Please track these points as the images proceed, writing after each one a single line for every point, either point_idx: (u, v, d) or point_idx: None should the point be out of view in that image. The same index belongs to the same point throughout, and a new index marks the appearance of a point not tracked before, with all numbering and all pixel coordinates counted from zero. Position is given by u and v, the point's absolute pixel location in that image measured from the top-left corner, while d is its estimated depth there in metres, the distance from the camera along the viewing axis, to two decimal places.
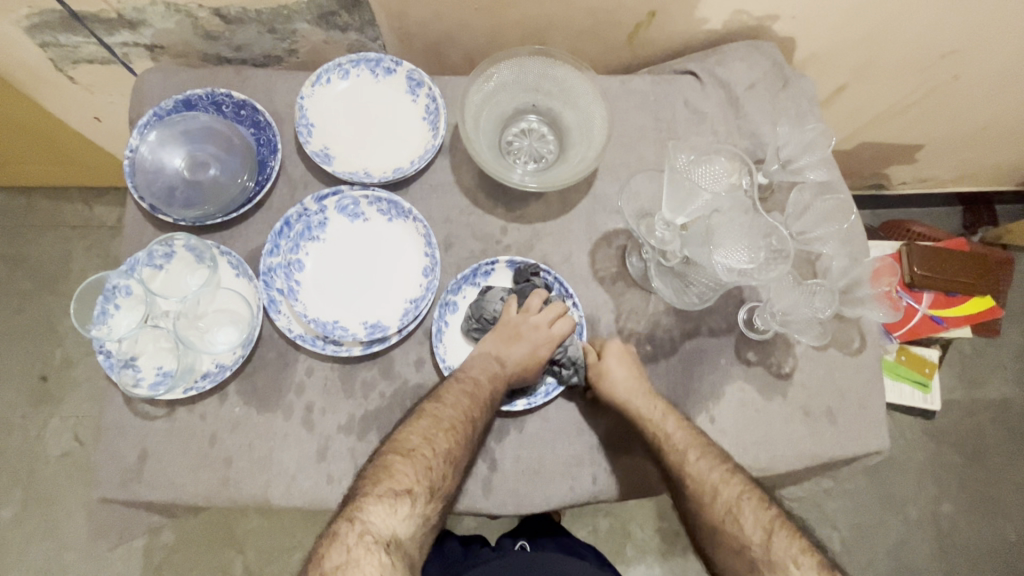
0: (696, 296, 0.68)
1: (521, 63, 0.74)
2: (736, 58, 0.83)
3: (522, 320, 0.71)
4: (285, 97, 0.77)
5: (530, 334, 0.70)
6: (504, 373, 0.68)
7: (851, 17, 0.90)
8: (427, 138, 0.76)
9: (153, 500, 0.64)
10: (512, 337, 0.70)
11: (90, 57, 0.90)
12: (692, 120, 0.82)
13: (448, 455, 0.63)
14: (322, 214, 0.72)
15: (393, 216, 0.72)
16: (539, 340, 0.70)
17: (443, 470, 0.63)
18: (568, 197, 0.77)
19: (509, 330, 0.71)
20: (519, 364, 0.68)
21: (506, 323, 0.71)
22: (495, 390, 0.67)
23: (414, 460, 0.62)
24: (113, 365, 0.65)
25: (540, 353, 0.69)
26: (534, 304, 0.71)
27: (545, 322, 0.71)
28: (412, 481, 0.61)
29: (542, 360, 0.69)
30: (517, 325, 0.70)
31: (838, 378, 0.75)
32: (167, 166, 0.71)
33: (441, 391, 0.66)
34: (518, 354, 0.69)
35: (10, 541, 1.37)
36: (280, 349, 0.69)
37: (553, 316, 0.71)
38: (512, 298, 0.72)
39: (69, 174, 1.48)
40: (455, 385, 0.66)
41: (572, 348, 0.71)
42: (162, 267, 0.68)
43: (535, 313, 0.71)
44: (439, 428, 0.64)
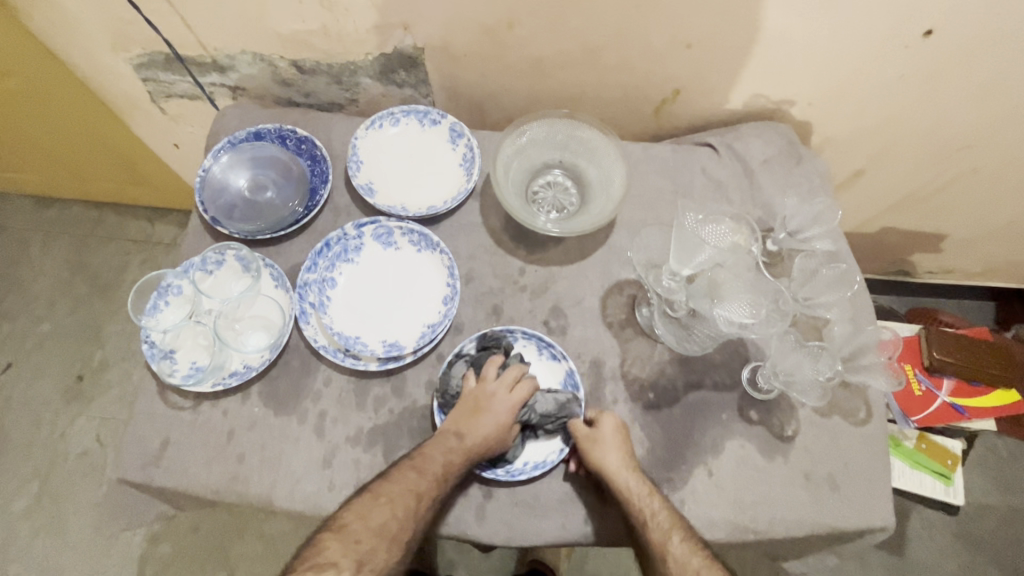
0: (697, 344, 0.75)
1: (552, 124, 0.83)
2: (752, 136, 0.91)
3: (481, 390, 0.71)
4: (341, 137, 0.87)
5: (492, 405, 0.70)
6: (462, 446, 0.68)
7: (864, 107, 0.97)
8: (461, 183, 0.84)
9: (166, 486, 0.68)
10: (473, 412, 0.69)
11: (182, 93, 1.05)
12: (708, 187, 0.88)
13: (382, 530, 0.64)
14: (360, 238, 0.79)
15: (422, 247, 0.79)
16: (500, 411, 0.70)
17: (377, 544, 0.64)
18: (585, 246, 0.83)
19: (472, 404, 0.70)
20: (480, 439, 0.68)
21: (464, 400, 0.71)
22: (445, 469, 0.66)
23: (344, 536, 0.63)
24: (154, 354, 0.71)
25: (503, 423, 0.70)
26: (491, 374, 0.72)
27: (504, 388, 0.72)
28: (339, 556, 0.63)
29: (506, 428, 0.70)
30: (477, 399, 0.71)
31: (843, 447, 0.74)
32: (231, 185, 0.80)
33: (391, 470, 0.67)
34: (477, 430, 0.69)
35: (17, 533, 1.42)
36: (304, 358, 0.74)
37: (508, 382, 0.73)
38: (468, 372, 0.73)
39: (141, 192, 1.64)
40: (406, 463, 0.67)
41: (539, 406, 0.73)
42: (212, 272, 0.76)
43: (490, 381, 0.72)
44: (377, 504, 0.64)
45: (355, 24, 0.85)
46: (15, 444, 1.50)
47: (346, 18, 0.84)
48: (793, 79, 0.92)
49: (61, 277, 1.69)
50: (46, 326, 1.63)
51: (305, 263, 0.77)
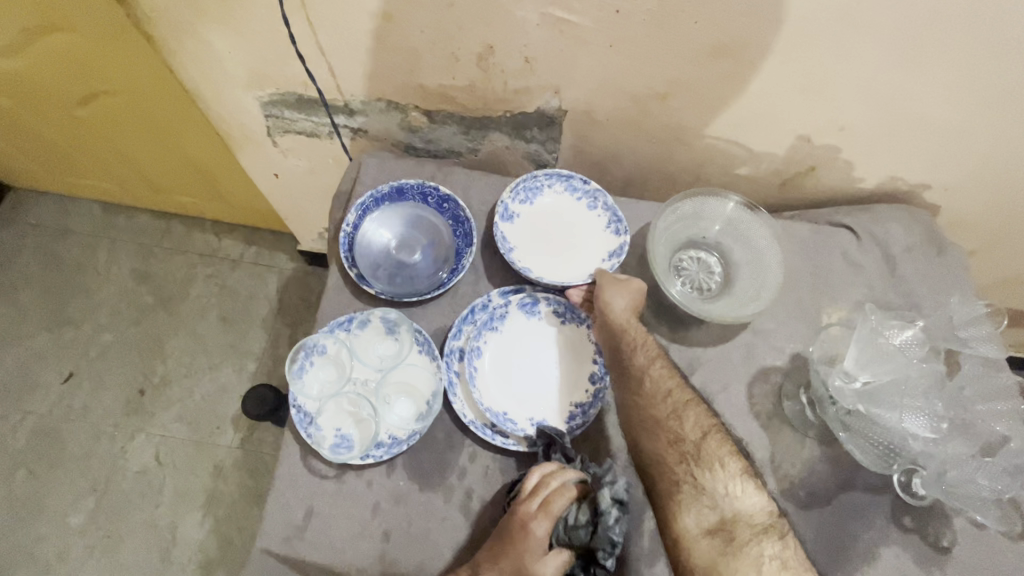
0: (875, 458, 0.67)
1: (704, 200, 0.81)
2: (892, 221, 0.89)
3: (529, 536, 0.61)
4: (480, 196, 0.86)
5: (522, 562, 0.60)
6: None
7: (1000, 198, 0.95)
8: (614, 243, 0.81)
9: (310, 560, 0.65)
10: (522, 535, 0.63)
11: (300, 130, 1.04)
12: (848, 272, 0.86)
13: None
14: (506, 306, 0.77)
15: (569, 320, 0.77)
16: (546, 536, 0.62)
17: None
18: (728, 327, 0.80)
19: (518, 550, 0.60)
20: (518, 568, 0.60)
21: (519, 537, 0.61)
22: None
23: None
24: (302, 419, 0.69)
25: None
26: (540, 525, 0.62)
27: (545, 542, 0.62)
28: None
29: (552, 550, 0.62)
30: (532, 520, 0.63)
31: (1002, 563, 0.71)
32: (375, 243, 0.78)
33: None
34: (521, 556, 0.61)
35: (71, 550, 1.39)
36: (449, 430, 0.72)
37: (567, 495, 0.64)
38: (569, 487, 0.65)
39: (215, 208, 1.63)
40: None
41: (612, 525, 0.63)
42: (357, 333, 0.74)
43: (540, 533, 0.62)
44: None
45: (506, 84, 0.84)
46: (73, 457, 1.48)
47: (499, 78, 0.83)
48: (937, 166, 0.90)
49: (126, 287, 1.67)
50: (109, 336, 1.61)
51: (453, 328, 0.75)
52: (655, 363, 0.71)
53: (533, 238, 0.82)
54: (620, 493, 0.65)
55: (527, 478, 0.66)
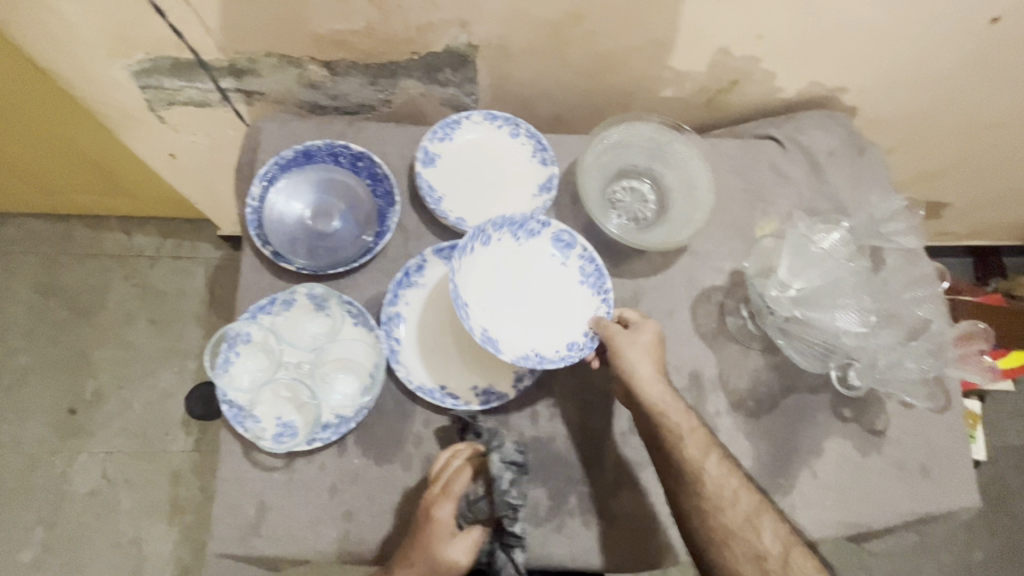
0: (815, 359, 0.73)
1: (631, 127, 0.78)
2: (814, 127, 0.89)
3: (439, 524, 0.60)
4: (398, 150, 0.79)
5: (435, 548, 0.59)
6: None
7: (911, 93, 0.97)
8: (544, 180, 0.78)
9: (272, 554, 0.63)
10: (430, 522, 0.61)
11: (187, 100, 0.92)
12: (777, 183, 0.86)
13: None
14: (543, 228, 0.71)
15: (591, 283, 0.72)
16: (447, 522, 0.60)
17: None
18: (667, 254, 0.80)
19: (424, 540, 0.59)
20: (424, 559, 0.59)
21: (424, 527, 0.60)
22: None
23: None
24: (236, 415, 0.64)
25: (441, 568, 0.59)
26: (445, 508, 0.60)
27: (451, 527, 0.60)
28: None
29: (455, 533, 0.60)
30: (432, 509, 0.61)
31: (929, 434, 0.77)
32: (287, 214, 0.71)
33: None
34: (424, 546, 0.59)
35: None
36: (397, 401, 0.69)
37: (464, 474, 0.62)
38: (467, 464, 0.63)
39: (116, 202, 1.47)
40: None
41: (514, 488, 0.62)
42: (284, 315, 0.69)
43: (447, 518, 0.60)
44: None
45: (407, 22, 0.76)
46: (11, 491, 1.37)
47: (398, 17, 0.75)
48: (852, 66, 0.90)
49: (32, 302, 1.51)
50: (23, 359, 1.47)
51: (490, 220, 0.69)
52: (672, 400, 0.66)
53: (460, 186, 0.77)
54: (513, 455, 0.66)
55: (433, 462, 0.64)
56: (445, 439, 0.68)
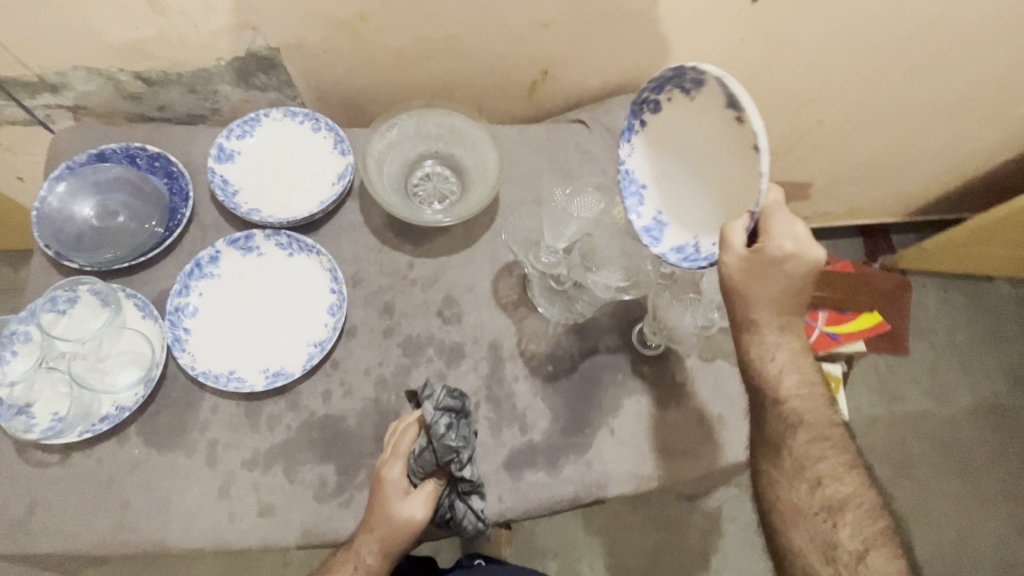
0: (585, 311, 0.80)
1: (422, 114, 0.82)
2: (620, 108, 0.94)
3: (393, 485, 0.64)
4: (200, 150, 0.81)
5: (388, 509, 0.63)
6: (381, 550, 0.63)
7: (719, 73, 1.02)
8: (341, 168, 0.81)
9: (42, 550, 0.62)
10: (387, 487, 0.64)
11: (12, 120, 0.93)
12: (584, 160, 0.90)
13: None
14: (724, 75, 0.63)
15: (786, 159, 0.62)
16: (392, 477, 0.65)
17: None
18: (470, 232, 0.83)
19: (381, 498, 0.64)
20: (383, 518, 0.63)
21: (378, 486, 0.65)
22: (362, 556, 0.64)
23: None
24: (5, 412, 0.65)
25: (404, 527, 0.63)
26: (397, 468, 0.65)
27: (405, 486, 0.65)
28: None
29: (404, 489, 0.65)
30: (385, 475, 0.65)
31: (728, 385, 0.80)
32: (76, 216, 0.74)
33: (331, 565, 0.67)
34: (386, 509, 0.63)
35: None
36: (184, 388, 0.70)
37: (405, 432, 0.67)
38: (411, 424, 0.67)
39: None
40: (337, 560, 0.66)
41: (447, 438, 0.64)
42: (65, 312, 0.70)
43: (397, 479, 0.65)
44: None
45: (197, 28, 0.80)
46: None
47: (185, 23, 0.79)
48: (651, 50, 0.95)
49: None
50: None
51: (645, 86, 0.66)
52: (790, 357, 0.66)
53: (259, 178, 0.80)
54: (446, 401, 0.66)
55: (388, 429, 0.70)
56: (231, 423, 0.69)
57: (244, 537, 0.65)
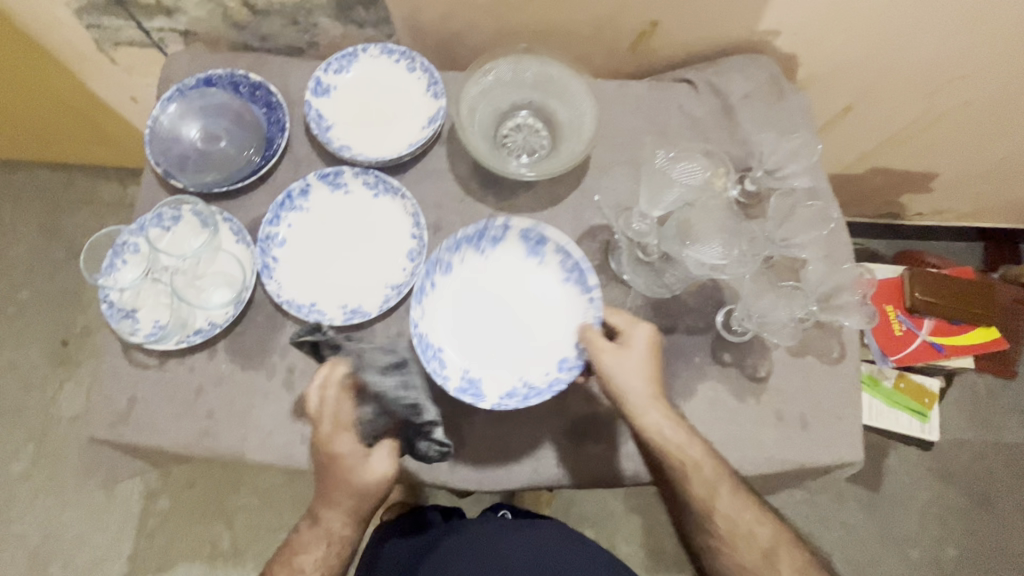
0: (669, 286, 0.74)
1: (519, 60, 0.78)
2: (733, 71, 0.85)
3: (348, 458, 0.63)
4: (298, 82, 0.82)
5: (354, 476, 0.63)
6: (350, 514, 0.64)
7: (854, 36, 0.89)
8: (432, 112, 0.79)
9: (137, 443, 0.68)
10: (347, 463, 0.62)
11: (130, 40, 0.98)
12: (685, 126, 0.83)
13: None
14: (544, 237, 0.73)
15: (573, 280, 0.72)
16: (354, 450, 0.63)
17: None
18: (556, 190, 0.80)
19: (342, 471, 0.62)
20: (359, 487, 0.62)
21: (335, 463, 0.62)
22: (340, 528, 0.65)
23: None
24: (114, 313, 0.70)
25: (377, 485, 0.63)
26: (348, 438, 0.63)
27: (358, 452, 0.62)
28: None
29: (366, 455, 0.63)
30: (342, 446, 0.62)
31: (814, 385, 0.74)
32: (183, 137, 0.77)
33: (301, 533, 0.68)
34: (353, 478, 0.62)
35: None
36: (269, 314, 0.72)
37: (338, 403, 0.62)
38: (342, 387, 0.63)
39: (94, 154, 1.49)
40: (308, 532, 0.66)
41: (399, 395, 0.65)
42: (169, 228, 0.73)
43: (352, 446, 0.63)
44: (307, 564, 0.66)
45: None
46: None
47: None
48: (781, 5, 0.83)
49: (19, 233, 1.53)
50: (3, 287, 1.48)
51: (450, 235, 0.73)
52: (663, 419, 0.64)
53: (352, 116, 0.80)
54: (384, 358, 0.68)
55: (308, 400, 0.63)
56: (309, 353, 0.71)
57: (312, 460, 0.68)
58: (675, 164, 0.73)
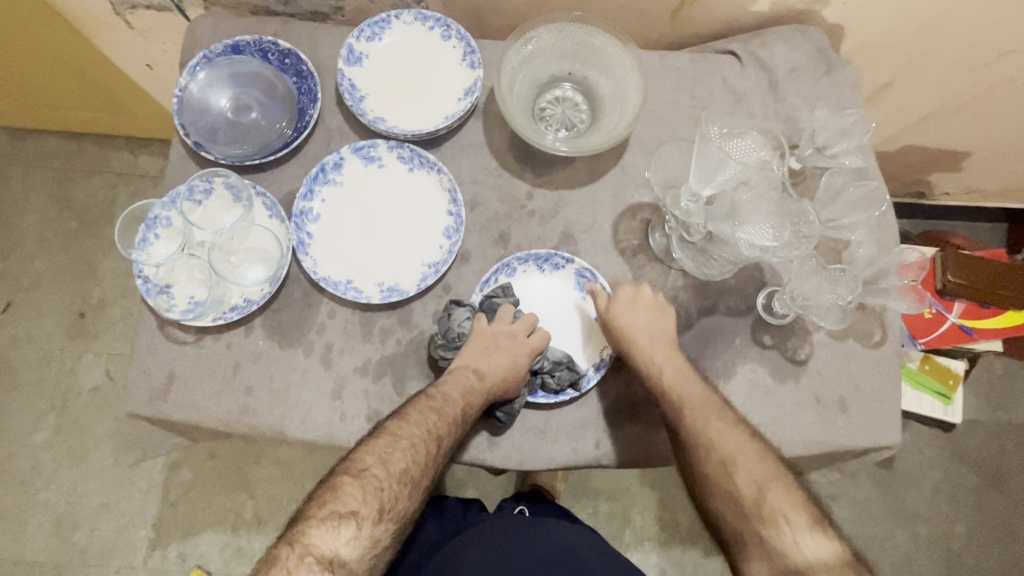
0: (717, 269, 0.71)
1: (561, 28, 0.74)
2: (779, 42, 0.81)
3: (497, 331, 0.70)
4: (329, 51, 0.79)
5: (508, 345, 0.69)
6: (481, 386, 0.68)
7: (904, 7, 0.85)
8: (468, 82, 0.77)
9: (177, 418, 0.68)
10: (487, 350, 0.69)
11: (147, 3, 0.93)
12: (728, 100, 0.80)
13: (403, 475, 0.64)
14: (570, 262, 0.74)
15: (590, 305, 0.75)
16: (517, 350, 0.69)
17: (395, 490, 0.64)
18: (596, 166, 0.77)
19: (498, 355, 0.69)
20: (497, 376, 0.68)
21: (497, 347, 0.69)
22: (464, 408, 0.66)
23: (366, 481, 0.63)
24: (150, 289, 0.69)
25: (519, 361, 0.69)
26: (506, 315, 0.71)
27: (521, 332, 0.71)
28: (359, 504, 0.62)
29: (521, 370, 0.68)
30: (493, 338, 0.70)
31: (854, 368, 0.73)
32: (212, 107, 0.74)
33: (406, 409, 0.66)
34: (494, 367, 0.68)
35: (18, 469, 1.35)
36: (305, 291, 0.71)
37: (527, 326, 0.71)
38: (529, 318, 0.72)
39: (103, 122, 1.44)
40: (423, 403, 0.66)
41: (552, 353, 0.71)
42: (201, 202, 0.72)
43: (509, 323, 0.71)
44: (397, 447, 0.64)
45: None
46: None
47: None
48: None
49: (29, 205, 1.50)
50: (17, 258, 1.47)
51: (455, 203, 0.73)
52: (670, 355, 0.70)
53: (386, 86, 0.77)
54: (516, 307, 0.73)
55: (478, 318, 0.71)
56: (346, 331, 0.71)
57: (352, 438, 0.68)
58: (728, 141, 0.71)
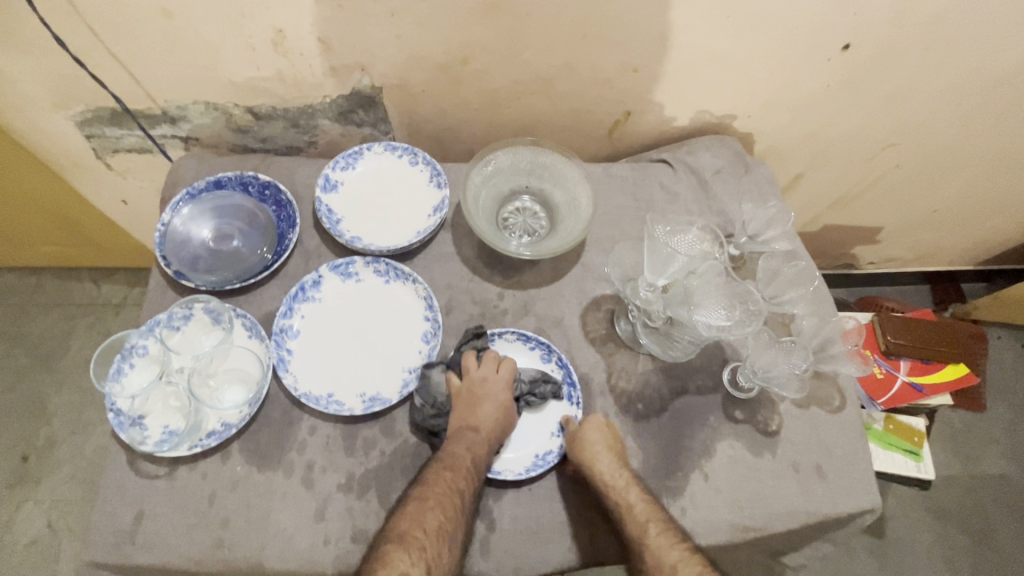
0: (681, 351, 0.78)
1: (516, 150, 0.85)
2: (703, 149, 0.94)
3: (471, 382, 0.73)
4: (306, 180, 0.86)
5: (486, 393, 0.72)
6: (479, 437, 0.69)
7: (798, 116, 1.01)
8: (436, 199, 0.85)
9: (144, 562, 0.63)
10: (472, 403, 0.71)
11: (130, 147, 1.00)
12: (667, 201, 0.91)
13: (441, 530, 0.62)
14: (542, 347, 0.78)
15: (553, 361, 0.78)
16: (494, 393, 0.72)
17: (438, 547, 0.61)
18: (559, 265, 0.84)
19: (486, 403, 0.71)
20: (490, 424, 0.70)
21: (473, 396, 0.71)
22: (473, 458, 0.67)
23: (408, 545, 0.60)
24: (122, 423, 0.68)
25: (503, 405, 0.72)
26: (472, 363, 0.74)
27: (491, 374, 0.74)
28: (408, 566, 0.58)
29: (505, 407, 0.72)
30: (470, 390, 0.72)
31: (824, 434, 0.77)
32: (194, 238, 0.79)
33: (423, 473, 0.67)
34: (486, 416, 0.71)
35: None
36: (285, 408, 0.71)
37: (494, 366, 0.74)
38: (490, 361, 0.75)
39: (68, 255, 1.44)
40: (435, 463, 0.67)
41: (525, 374, 0.76)
42: (179, 328, 0.73)
43: (477, 370, 0.74)
44: (427, 507, 0.63)
45: (312, 68, 0.84)
46: None
47: (302, 63, 0.83)
48: (735, 94, 0.94)
49: None
50: None
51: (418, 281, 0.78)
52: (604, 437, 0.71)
53: (362, 205, 0.84)
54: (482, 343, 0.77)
55: (450, 377, 0.74)
56: (329, 446, 0.70)
57: (337, 563, 0.65)
58: (673, 237, 0.81)
